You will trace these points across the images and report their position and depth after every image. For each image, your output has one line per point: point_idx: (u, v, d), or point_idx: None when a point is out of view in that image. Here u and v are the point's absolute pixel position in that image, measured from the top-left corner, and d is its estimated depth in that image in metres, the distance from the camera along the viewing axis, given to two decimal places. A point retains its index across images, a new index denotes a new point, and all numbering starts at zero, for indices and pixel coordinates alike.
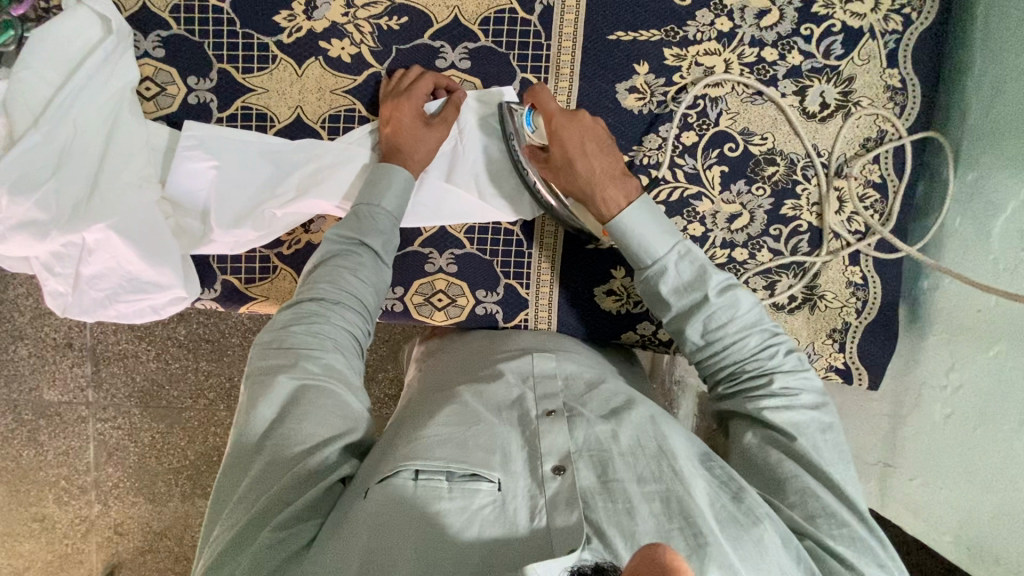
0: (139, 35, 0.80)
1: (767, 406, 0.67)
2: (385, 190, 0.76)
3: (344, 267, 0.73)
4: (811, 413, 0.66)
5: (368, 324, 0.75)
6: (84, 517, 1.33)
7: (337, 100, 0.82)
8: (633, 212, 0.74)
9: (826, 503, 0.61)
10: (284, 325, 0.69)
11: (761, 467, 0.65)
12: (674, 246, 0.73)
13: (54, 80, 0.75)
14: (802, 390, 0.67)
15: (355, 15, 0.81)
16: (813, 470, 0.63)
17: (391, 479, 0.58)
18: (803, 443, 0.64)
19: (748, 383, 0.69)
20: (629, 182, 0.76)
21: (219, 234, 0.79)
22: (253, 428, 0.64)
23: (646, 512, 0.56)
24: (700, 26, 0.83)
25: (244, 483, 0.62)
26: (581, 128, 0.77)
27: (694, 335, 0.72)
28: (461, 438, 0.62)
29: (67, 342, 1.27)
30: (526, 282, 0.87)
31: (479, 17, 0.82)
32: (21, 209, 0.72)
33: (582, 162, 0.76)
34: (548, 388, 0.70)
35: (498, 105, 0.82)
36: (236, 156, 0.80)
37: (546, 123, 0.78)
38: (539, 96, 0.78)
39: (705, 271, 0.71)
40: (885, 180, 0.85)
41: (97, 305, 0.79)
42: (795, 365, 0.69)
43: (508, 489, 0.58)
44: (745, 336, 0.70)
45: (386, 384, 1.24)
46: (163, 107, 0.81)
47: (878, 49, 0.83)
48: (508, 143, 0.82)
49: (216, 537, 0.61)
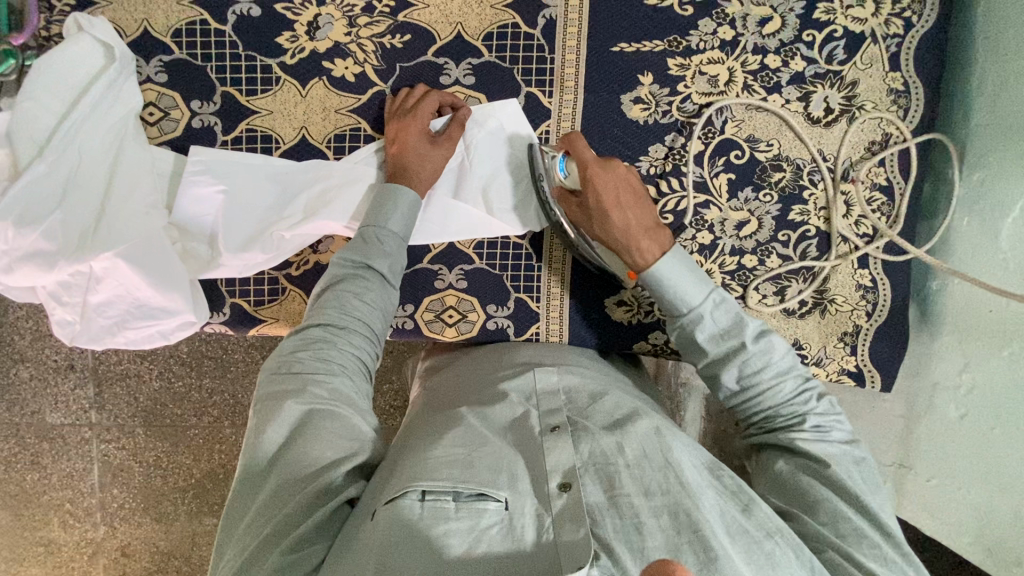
0: (140, 61, 0.79)
1: (803, 443, 0.67)
2: (391, 212, 0.76)
3: (349, 291, 0.72)
4: (844, 448, 0.67)
5: (376, 347, 0.74)
6: (90, 540, 1.32)
7: (342, 119, 0.82)
8: (669, 265, 0.72)
9: (859, 526, 0.61)
10: (290, 352, 0.68)
11: (791, 491, 0.66)
12: (710, 294, 0.72)
13: (57, 109, 0.75)
14: (834, 427, 0.68)
15: (358, 34, 0.81)
16: (845, 496, 0.63)
17: (398, 500, 0.57)
18: (836, 472, 0.64)
19: (783, 423, 0.70)
20: (663, 234, 0.75)
21: (229, 258, 0.79)
22: (259, 453, 0.63)
23: (654, 527, 0.56)
24: (703, 35, 0.83)
25: (256, 504, 0.62)
26: (617, 177, 0.75)
27: (729, 381, 0.71)
28: (467, 458, 0.62)
29: (69, 364, 1.26)
30: (537, 295, 0.87)
31: (482, 33, 0.82)
32: (28, 241, 0.72)
33: (617, 213, 0.74)
34: (552, 404, 0.69)
35: (528, 146, 0.83)
36: (243, 180, 0.80)
37: (580, 171, 0.75)
38: (574, 143, 0.77)
39: (742, 319, 0.71)
40: (891, 183, 0.85)
41: (106, 332, 0.78)
42: (827, 408, 0.69)
43: (515, 508, 0.58)
44: (780, 381, 0.70)
45: (391, 399, 1.23)
46: (167, 131, 0.81)
47: (880, 54, 0.83)
48: (537, 183, 0.82)
49: (225, 563, 0.60)
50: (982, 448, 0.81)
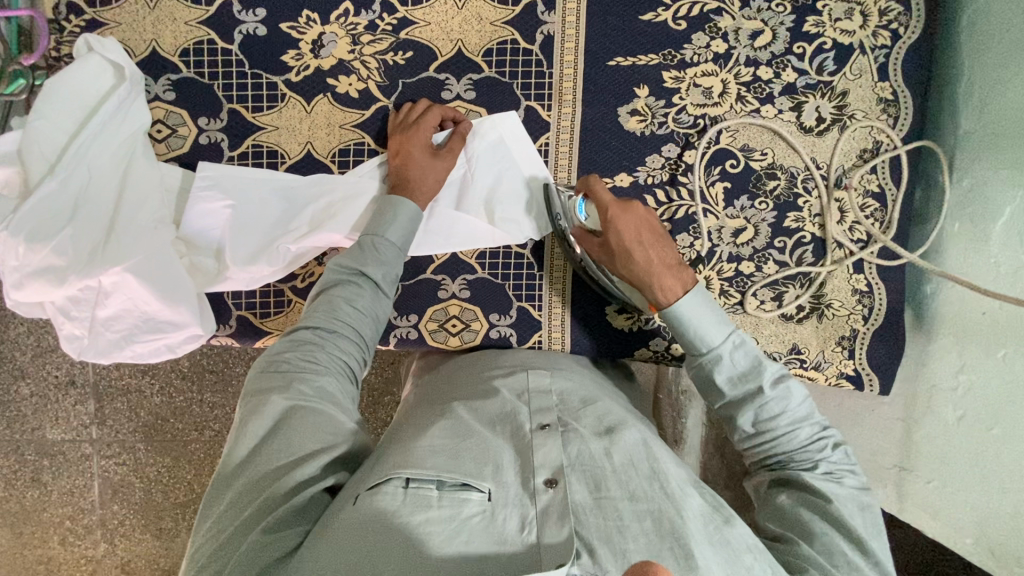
0: (148, 80, 0.82)
1: (811, 484, 0.68)
2: (390, 222, 0.77)
3: (340, 296, 0.73)
4: (852, 493, 0.68)
5: (365, 354, 0.75)
6: (90, 557, 1.31)
7: (346, 134, 0.84)
8: (692, 305, 0.73)
9: (853, 560, 0.63)
10: (277, 352, 0.69)
11: (791, 523, 0.67)
12: (729, 337, 0.72)
13: (68, 127, 0.76)
14: (845, 475, 0.69)
15: (361, 52, 0.83)
16: (846, 534, 0.64)
17: (381, 487, 0.58)
18: (839, 509, 0.66)
19: (794, 464, 0.71)
20: (684, 271, 0.76)
21: (235, 271, 0.80)
22: (241, 444, 0.63)
23: (637, 531, 0.57)
24: (697, 48, 0.86)
25: (235, 489, 0.62)
26: (637, 218, 0.76)
27: (746, 424, 0.72)
28: (453, 449, 0.63)
29: (70, 380, 1.26)
30: (538, 303, 0.88)
31: (482, 49, 0.84)
32: (40, 256, 0.74)
33: (639, 252, 0.75)
34: (543, 403, 0.71)
35: (543, 185, 0.85)
36: (248, 195, 0.81)
37: (601, 213, 0.76)
38: (593, 185, 0.78)
39: (760, 363, 0.71)
40: (883, 190, 0.87)
41: (112, 346, 0.79)
42: (842, 457, 0.70)
43: (498, 499, 0.59)
44: (796, 427, 0.70)
45: (392, 410, 1.24)
46: (175, 148, 0.83)
47: (869, 64, 0.86)
48: (555, 222, 0.84)
49: (202, 543, 0.61)
50: (979, 450, 0.82)
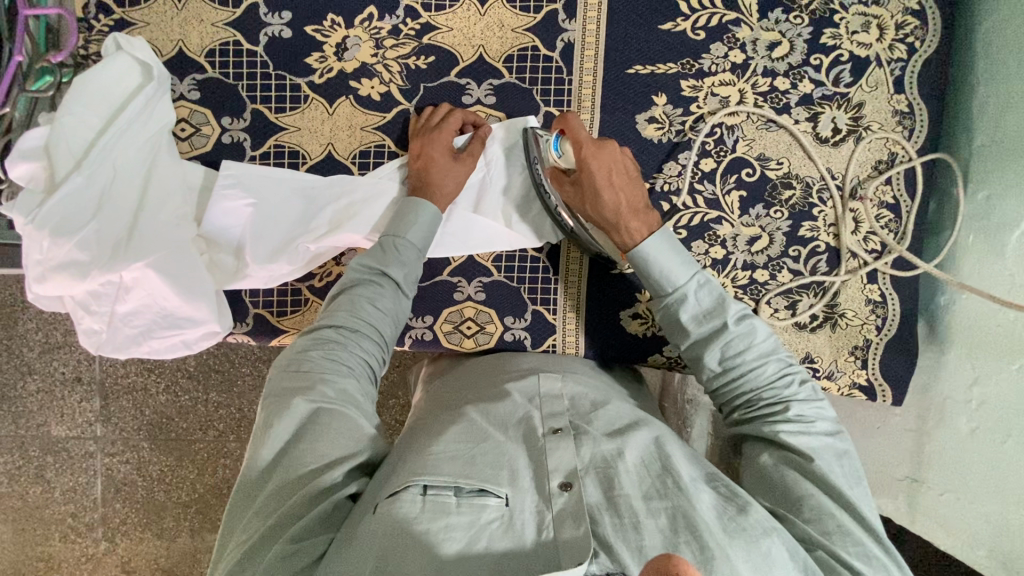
0: (174, 79, 0.83)
1: (785, 433, 0.68)
2: (411, 223, 0.78)
3: (362, 296, 0.74)
4: (827, 439, 0.67)
5: (385, 353, 0.75)
6: (91, 555, 1.31)
7: (367, 136, 0.85)
8: (657, 245, 0.75)
9: (841, 520, 0.61)
10: (299, 350, 0.70)
11: (776, 486, 0.66)
12: (694, 276, 0.74)
13: (95, 124, 0.77)
14: (816, 417, 0.69)
15: (384, 56, 0.84)
16: (830, 491, 0.63)
17: (400, 495, 0.58)
18: (819, 465, 0.65)
19: (765, 409, 0.70)
20: (650, 215, 0.78)
21: (256, 269, 0.80)
22: (265, 449, 0.64)
23: (652, 527, 0.57)
24: (714, 58, 0.87)
25: (261, 497, 0.62)
26: (611, 157, 0.78)
27: (712, 362, 0.72)
28: (470, 454, 0.63)
29: (77, 377, 1.26)
30: (553, 307, 0.88)
31: (504, 55, 0.85)
32: (64, 250, 0.74)
33: (609, 193, 0.77)
34: (555, 407, 0.70)
35: (523, 131, 0.84)
36: (271, 194, 0.82)
37: (574, 150, 0.78)
38: (570, 123, 0.79)
39: (724, 300, 0.73)
40: (898, 201, 0.88)
41: (131, 341, 0.79)
42: (810, 393, 0.70)
43: (516, 505, 0.59)
44: (762, 363, 0.71)
45: (398, 413, 1.24)
46: (198, 147, 0.84)
47: (885, 77, 0.87)
48: (531, 167, 0.84)
49: (229, 553, 0.61)
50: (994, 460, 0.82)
